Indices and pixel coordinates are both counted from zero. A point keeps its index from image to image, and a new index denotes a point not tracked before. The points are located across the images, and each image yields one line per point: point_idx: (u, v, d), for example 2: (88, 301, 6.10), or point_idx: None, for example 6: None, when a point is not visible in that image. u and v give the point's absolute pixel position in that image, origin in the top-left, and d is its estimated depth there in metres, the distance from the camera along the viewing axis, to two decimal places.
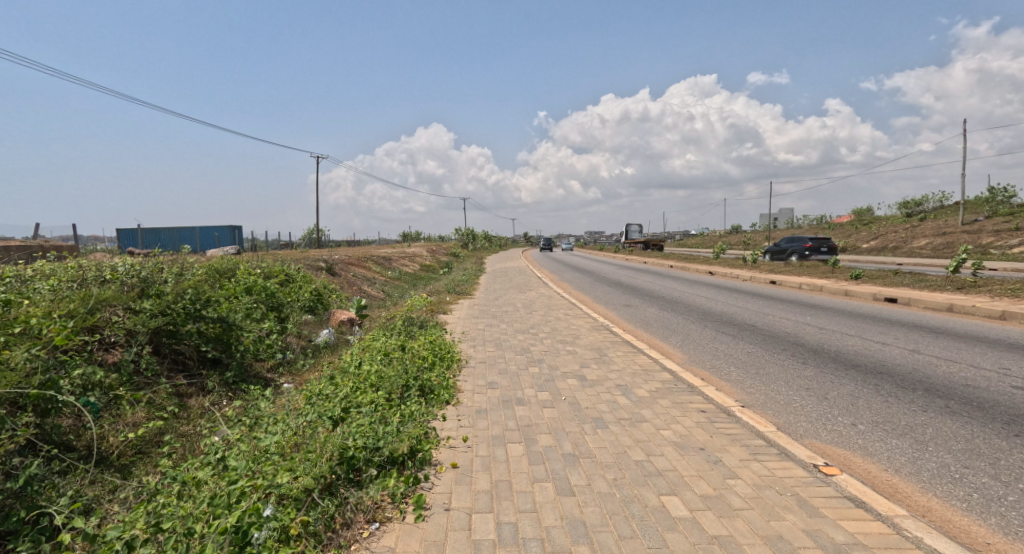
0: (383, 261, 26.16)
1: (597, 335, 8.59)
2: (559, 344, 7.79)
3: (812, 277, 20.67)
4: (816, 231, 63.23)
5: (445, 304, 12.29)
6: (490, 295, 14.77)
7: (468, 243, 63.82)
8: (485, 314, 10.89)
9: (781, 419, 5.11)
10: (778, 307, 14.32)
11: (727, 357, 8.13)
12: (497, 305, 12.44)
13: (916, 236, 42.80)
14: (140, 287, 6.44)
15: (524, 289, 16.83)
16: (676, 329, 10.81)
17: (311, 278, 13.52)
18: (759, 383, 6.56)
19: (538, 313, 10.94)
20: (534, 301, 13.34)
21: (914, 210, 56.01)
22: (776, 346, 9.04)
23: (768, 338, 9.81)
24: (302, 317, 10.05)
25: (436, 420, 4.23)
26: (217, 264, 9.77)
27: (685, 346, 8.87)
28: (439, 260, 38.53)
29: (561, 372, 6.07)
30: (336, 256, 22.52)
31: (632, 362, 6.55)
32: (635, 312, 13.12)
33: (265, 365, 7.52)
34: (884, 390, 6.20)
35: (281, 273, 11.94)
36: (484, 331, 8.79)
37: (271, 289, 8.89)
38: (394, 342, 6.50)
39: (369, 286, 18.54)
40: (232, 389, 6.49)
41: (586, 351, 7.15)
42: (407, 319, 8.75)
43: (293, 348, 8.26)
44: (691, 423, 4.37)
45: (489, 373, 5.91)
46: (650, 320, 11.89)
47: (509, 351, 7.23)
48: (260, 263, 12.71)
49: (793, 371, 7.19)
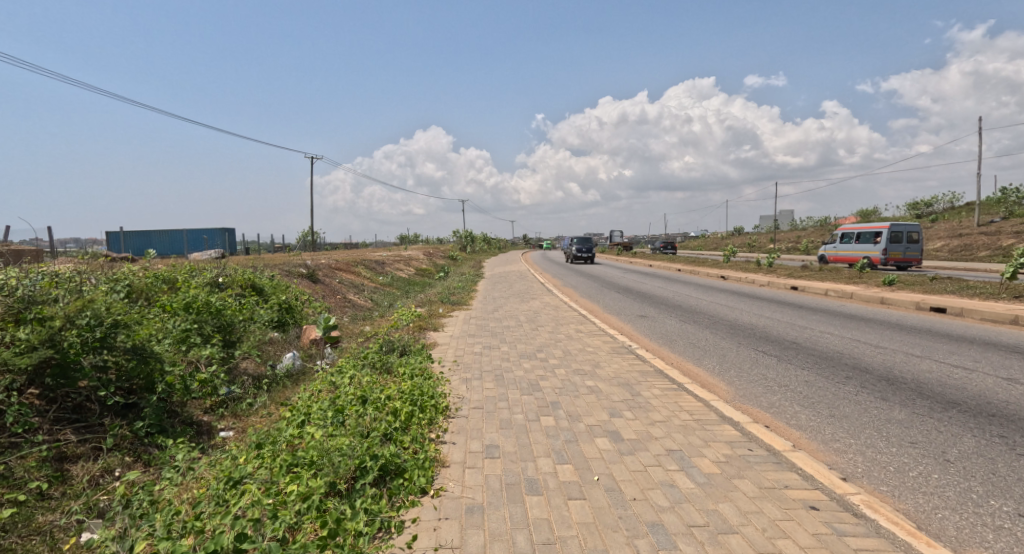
0: (374, 265, 24.45)
1: (620, 362, 6.97)
2: (576, 376, 6.17)
3: (838, 282, 19.07)
4: (823, 232, 61.58)
5: (436, 318, 10.65)
6: (489, 305, 13.16)
7: (468, 245, 62.00)
8: (483, 331, 9.26)
9: (912, 507, 3.51)
10: (814, 319, 12.72)
11: (784, 390, 6.51)
12: (496, 318, 10.82)
13: (930, 236, 41.26)
14: (18, 310, 4.77)
15: (525, 297, 15.23)
16: (708, 349, 9.20)
17: (286, 288, 11.90)
18: (845, 433, 4.96)
19: (545, 330, 9.32)
20: (539, 313, 11.69)
21: (924, 210, 54.45)
22: (835, 372, 7.42)
23: (822, 361, 8.18)
24: (264, 337, 8.41)
25: (399, 545, 2.67)
26: (160, 276, 8.16)
27: (725, 375, 7.25)
28: (436, 264, 36.85)
29: (586, 426, 4.45)
30: (321, 260, 20.80)
31: (676, 407, 4.95)
32: (656, 327, 11.52)
33: (201, 406, 5.89)
34: (1018, 446, 4.60)
35: (247, 285, 10.33)
36: (480, 357, 7.14)
37: (223, 304, 7.29)
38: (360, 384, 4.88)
39: (356, 294, 16.90)
40: (144, 445, 4.84)
41: (612, 390, 5.54)
42: (385, 342, 7.11)
43: (243, 381, 6.61)
44: (807, 537, 2.80)
45: (486, 431, 4.31)
46: (675, 338, 10.27)
47: (513, 389, 5.59)
48: (224, 270, 11.08)
49: (879, 413, 5.58)
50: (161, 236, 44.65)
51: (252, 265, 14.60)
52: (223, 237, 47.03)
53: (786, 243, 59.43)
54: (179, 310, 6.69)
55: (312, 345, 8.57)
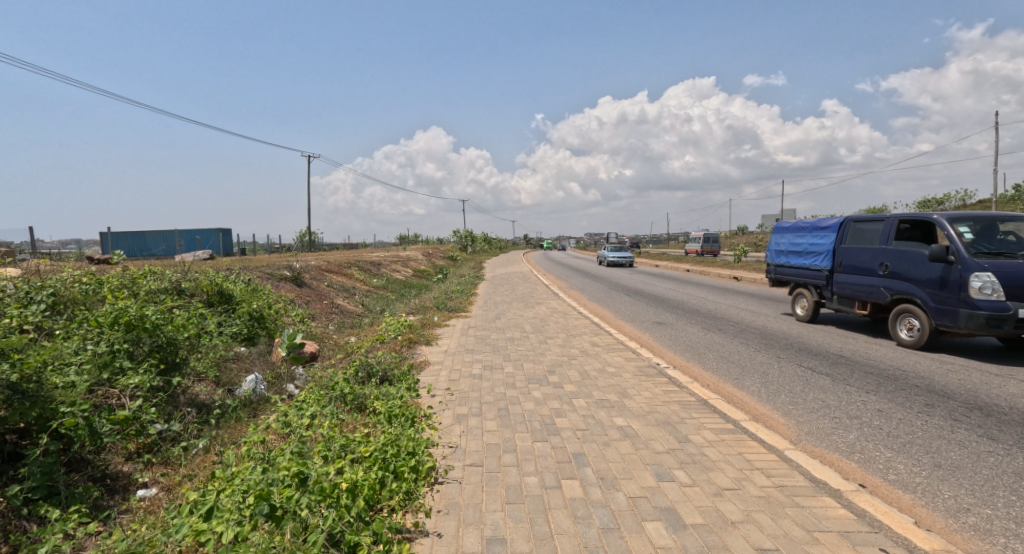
0: (368, 267, 23.04)
1: (652, 388, 5.65)
2: (601, 412, 4.85)
3: None
4: (831, 231, 60.08)
5: (430, 328, 9.40)
6: (490, 311, 11.92)
7: (468, 245, 60.55)
8: (483, 346, 7.94)
9: None
10: (850, 325, 11.48)
11: (860, 424, 5.21)
12: (498, 328, 9.56)
13: (945, 235, 39.93)
14: None
15: (530, 302, 13.94)
16: (743, 365, 7.92)
17: (262, 295, 10.59)
18: (974, 498, 3.66)
19: (554, 346, 7.99)
20: (546, 321, 10.44)
21: (935, 208, 53.00)
22: (909, 396, 6.13)
23: (884, 381, 6.89)
24: (223, 356, 7.15)
25: None
26: (102, 281, 6.89)
27: (777, 403, 5.96)
28: (436, 265, 35.49)
29: (630, 501, 3.16)
30: (310, 261, 19.45)
31: (745, 463, 3.67)
32: (679, 338, 10.24)
33: (123, 451, 4.63)
34: None
35: (211, 291, 9.01)
36: (480, 383, 5.83)
37: (168, 317, 5.98)
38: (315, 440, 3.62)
39: (346, 298, 15.65)
40: (21, 518, 3.58)
41: (652, 433, 4.26)
42: (363, 363, 5.82)
43: (186, 414, 5.33)
44: None
45: (486, 509, 3.04)
46: (702, 351, 8.99)
47: (523, 431, 4.32)
48: (191, 273, 9.83)
49: (1000, 461, 4.28)
50: (157, 237, 43.32)
51: (230, 268, 13.27)
52: (219, 236, 46.01)
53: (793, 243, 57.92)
54: (106, 327, 5.39)
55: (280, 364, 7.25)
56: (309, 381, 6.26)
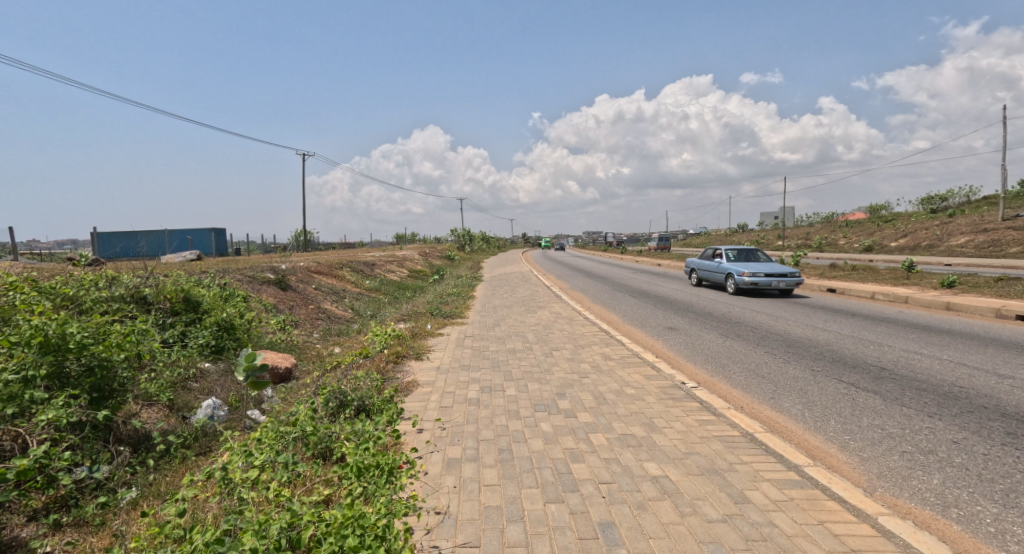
0: (360, 267, 22.05)
1: (683, 418, 4.72)
2: (628, 455, 3.92)
3: (883, 283, 16.84)
4: (833, 228, 59.20)
5: (420, 339, 8.47)
6: (488, 317, 11.00)
7: (465, 244, 59.50)
8: (481, 361, 7.01)
9: None
10: (878, 330, 10.58)
11: (942, 463, 4.26)
12: (497, 338, 8.64)
13: (952, 232, 39.06)
14: None
15: (531, 305, 13.03)
16: (774, 381, 7.01)
17: (236, 301, 9.60)
18: None
19: (561, 360, 7.05)
20: (550, 329, 9.52)
21: (939, 204, 52.15)
22: (983, 422, 5.19)
23: (943, 401, 5.96)
24: (174, 380, 6.22)
25: None
26: (36, 287, 5.93)
27: (829, 432, 5.03)
28: (432, 265, 34.54)
29: None
30: (298, 262, 18.49)
31: (832, 542, 2.78)
32: (696, 347, 9.32)
33: (25, 509, 3.71)
34: None
35: (175, 298, 8.02)
36: (476, 411, 4.89)
37: (102, 332, 5.00)
38: (253, 520, 2.74)
39: (334, 302, 14.72)
40: None
41: (699, 489, 3.35)
42: (334, 388, 4.86)
43: (118, 454, 4.41)
44: None
45: None
46: (725, 363, 8.08)
47: (531, 485, 3.41)
48: (156, 276, 8.88)
49: None
50: (149, 238, 42.04)
51: (207, 271, 12.34)
52: (212, 237, 45.12)
53: (796, 240, 56.99)
54: (19, 347, 4.41)
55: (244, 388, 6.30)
56: (274, 409, 5.32)
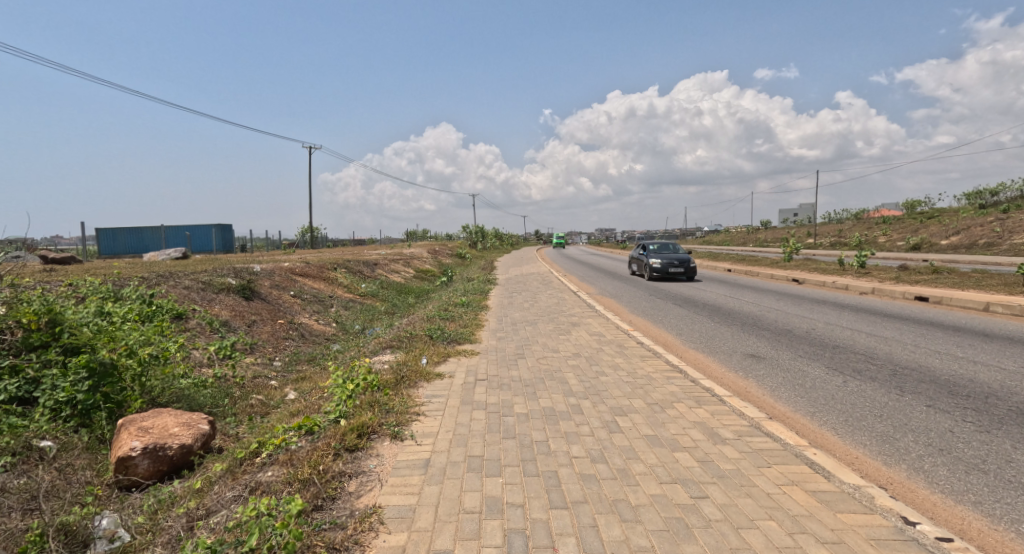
0: (356, 267, 19.09)
1: None
2: None
3: (993, 291, 13.57)
4: (869, 225, 55.30)
5: (407, 387, 5.59)
6: (505, 342, 8.09)
7: (478, 242, 56.59)
8: (500, 445, 4.08)
9: None
10: None
11: None
12: (524, 385, 5.72)
13: (1015, 229, 35.15)
14: None
15: (560, 322, 10.07)
16: (1015, 482, 4.00)
17: (157, 326, 6.83)
18: None
19: (640, 446, 4.11)
20: (598, 367, 6.61)
21: (989, 200, 47.99)
22: None
23: None
24: None
25: None
26: None
27: None
28: (442, 265, 31.63)
29: None
30: (282, 263, 15.72)
31: None
32: (815, 397, 6.30)
33: None
34: None
35: (33, 326, 5.30)
36: None
37: None
38: None
39: (314, 313, 11.90)
40: None
41: None
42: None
43: None
44: None
45: None
46: (887, 434, 5.08)
47: None
48: (34, 291, 6.26)
49: None
50: (148, 234, 39.83)
51: (142, 278, 9.56)
52: (210, 233, 42.73)
53: (829, 237, 53.23)
54: None
55: (69, 513, 3.49)
56: None
